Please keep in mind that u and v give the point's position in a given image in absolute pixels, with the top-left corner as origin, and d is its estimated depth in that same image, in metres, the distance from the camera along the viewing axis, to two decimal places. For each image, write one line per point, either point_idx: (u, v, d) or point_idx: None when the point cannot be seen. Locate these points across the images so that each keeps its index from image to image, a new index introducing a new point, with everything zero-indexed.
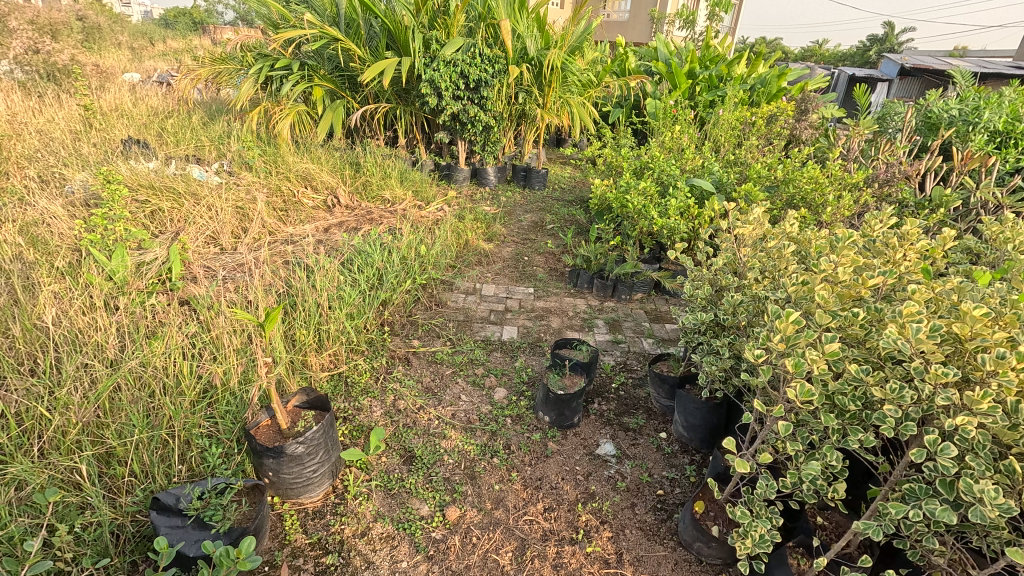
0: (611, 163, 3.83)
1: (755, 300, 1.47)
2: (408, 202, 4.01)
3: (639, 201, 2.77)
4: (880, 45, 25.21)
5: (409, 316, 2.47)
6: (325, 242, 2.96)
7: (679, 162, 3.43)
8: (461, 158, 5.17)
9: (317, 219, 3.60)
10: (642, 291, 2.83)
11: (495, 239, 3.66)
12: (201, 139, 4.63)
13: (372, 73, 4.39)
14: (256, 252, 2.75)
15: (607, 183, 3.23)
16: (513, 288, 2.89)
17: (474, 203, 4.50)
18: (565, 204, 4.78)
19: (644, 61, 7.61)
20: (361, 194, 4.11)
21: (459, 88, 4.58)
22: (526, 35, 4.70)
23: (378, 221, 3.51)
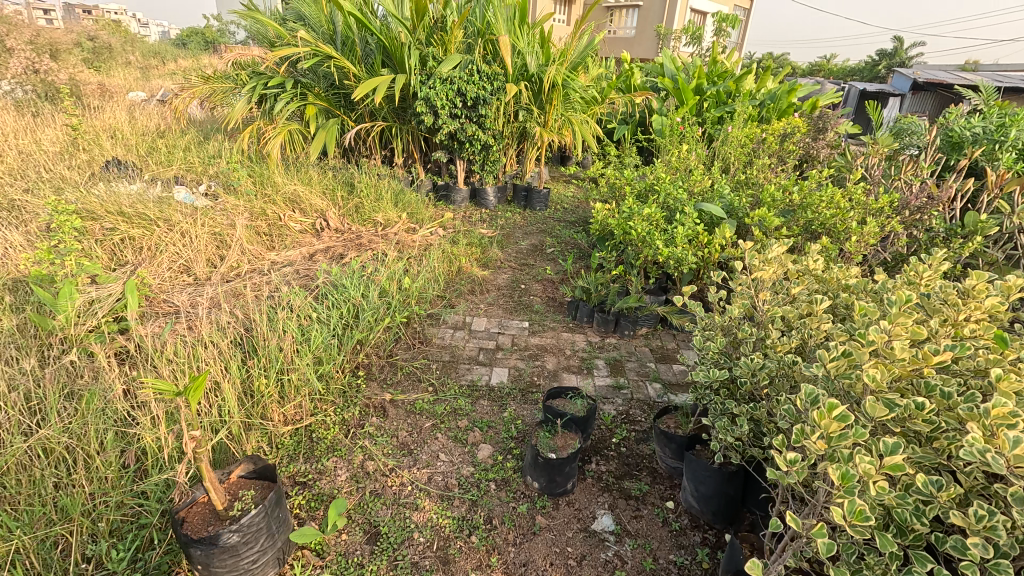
0: (614, 185, 3.62)
1: (780, 363, 1.22)
2: (401, 225, 3.82)
3: (643, 229, 2.55)
4: (889, 59, 25.05)
5: (389, 355, 2.25)
6: (306, 272, 2.76)
7: (686, 184, 3.21)
8: (460, 177, 4.99)
9: (303, 244, 3.41)
10: (647, 326, 2.59)
11: (490, 266, 3.44)
12: (191, 159, 4.50)
13: (365, 91, 4.25)
14: (228, 284, 2.56)
15: (608, 206, 3.02)
16: (507, 322, 2.66)
17: (471, 225, 4.31)
18: (567, 226, 4.57)
19: (650, 77, 7.45)
20: (352, 217, 3.93)
21: (456, 106, 4.42)
22: (527, 51, 4.54)
23: (366, 247, 3.31)
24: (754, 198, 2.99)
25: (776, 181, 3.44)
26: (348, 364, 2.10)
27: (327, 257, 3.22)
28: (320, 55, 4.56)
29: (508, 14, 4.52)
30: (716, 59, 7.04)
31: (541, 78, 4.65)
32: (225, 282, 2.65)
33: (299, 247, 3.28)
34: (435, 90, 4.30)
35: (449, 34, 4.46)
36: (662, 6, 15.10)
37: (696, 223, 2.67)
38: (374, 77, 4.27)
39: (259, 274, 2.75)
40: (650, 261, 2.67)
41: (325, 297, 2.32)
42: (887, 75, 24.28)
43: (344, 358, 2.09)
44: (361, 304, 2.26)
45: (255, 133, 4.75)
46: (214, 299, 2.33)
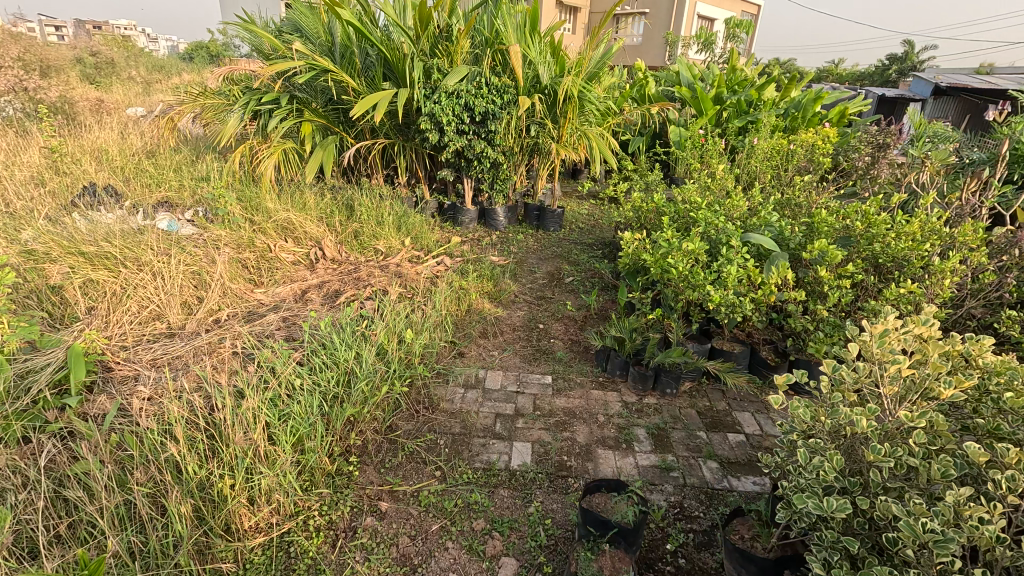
0: (641, 208, 3.24)
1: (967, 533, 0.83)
2: (404, 254, 3.49)
3: (684, 267, 2.18)
4: (899, 63, 24.65)
5: (388, 428, 1.88)
6: (294, 316, 2.41)
7: (726, 209, 2.84)
8: (467, 197, 4.66)
9: (295, 279, 3.07)
10: (692, 381, 2.21)
11: (504, 301, 3.08)
12: (179, 183, 4.19)
13: (364, 107, 3.92)
14: (203, 336, 2.21)
15: (639, 238, 2.64)
16: (526, 376, 2.29)
17: (480, 251, 3.95)
18: (584, 250, 4.21)
19: (665, 86, 7.10)
20: (351, 245, 3.59)
21: (463, 122, 4.09)
22: (539, 61, 4.21)
23: (364, 283, 2.96)
24: (807, 226, 2.60)
25: (825, 203, 3.06)
26: (338, 442, 1.73)
27: (322, 296, 2.87)
28: (317, 69, 4.24)
29: (518, 22, 4.19)
30: (736, 65, 6.67)
31: (554, 90, 4.31)
32: (201, 333, 2.30)
33: (289, 284, 2.94)
34: (442, 105, 3.97)
35: (455, 44, 4.13)
36: (670, 13, 14.80)
37: (744, 258, 2.30)
38: (373, 93, 3.93)
39: (241, 321, 2.40)
40: (693, 304, 2.29)
41: (312, 356, 1.96)
42: (898, 78, 23.86)
43: (332, 437, 1.72)
44: (353, 366, 1.89)
45: (248, 152, 4.43)
46: (184, 359, 1.98)
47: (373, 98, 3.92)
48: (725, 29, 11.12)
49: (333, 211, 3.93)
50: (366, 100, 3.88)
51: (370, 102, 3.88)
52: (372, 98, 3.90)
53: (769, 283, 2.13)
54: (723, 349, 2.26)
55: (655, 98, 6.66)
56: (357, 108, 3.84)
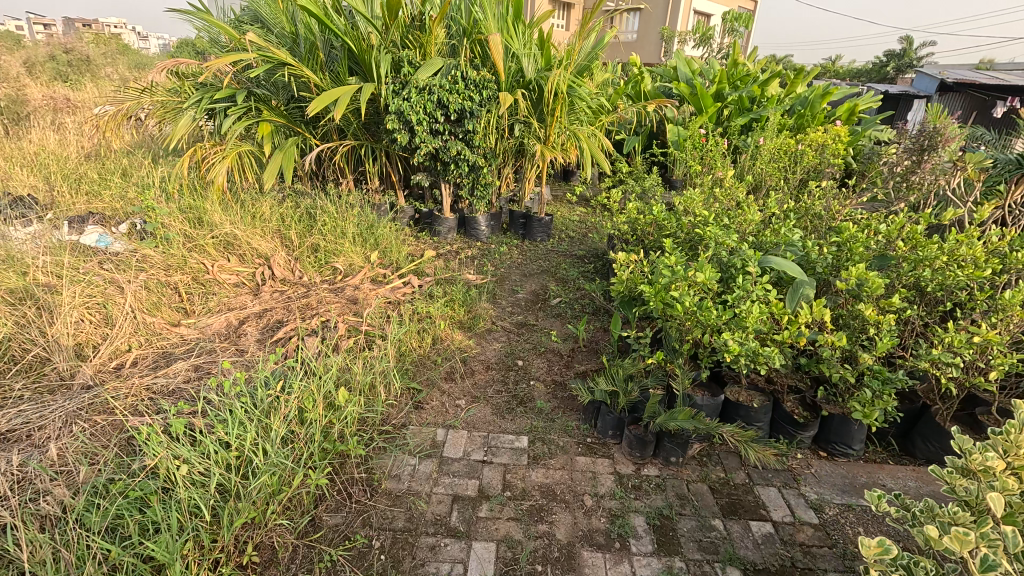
0: (638, 220, 2.80)
1: None
2: (366, 272, 3.05)
3: (691, 302, 1.75)
4: (895, 60, 24.40)
5: (308, 525, 1.43)
6: (213, 361, 1.96)
7: (738, 223, 2.40)
8: (445, 205, 4.25)
9: (233, 308, 2.62)
10: (701, 446, 1.78)
11: (477, 331, 2.64)
12: (120, 190, 3.74)
13: (323, 105, 3.46)
14: (89, 392, 1.76)
15: (637, 260, 2.20)
16: (496, 436, 1.85)
17: (457, 267, 3.52)
18: (574, 263, 3.78)
19: (662, 81, 6.67)
20: (306, 263, 3.15)
21: (437, 121, 3.65)
22: (523, 53, 3.76)
23: (312, 312, 2.51)
24: (837, 246, 2.17)
25: (850, 215, 2.63)
26: (230, 557, 1.28)
27: (260, 328, 2.42)
28: (273, 61, 3.76)
29: (500, 9, 3.74)
30: (737, 60, 6.25)
31: (540, 84, 3.86)
32: (91, 386, 1.85)
33: (223, 313, 2.48)
34: (413, 103, 3.52)
35: (428, 34, 3.68)
36: (666, 8, 14.36)
37: (765, 290, 1.86)
38: (334, 88, 3.46)
39: (145, 369, 1.95)
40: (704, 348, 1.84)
41: (211, 427, 1.51)
42: (897, 75, 23.49)
43: (222, 550, 1.27)
44: (261, 444, 1.44)
45: (198, 155, 3.95)
46: (46, 430, 1.53)
47: (334, 94, 3.45)
48: (723, 22, 10.72)
49: (290, 222, 3.48)
50: (324, 96, 3.40)
51: (329, 99, 3.41)
52: (332, 94, 3.43)
53: (799, 326, 1.69)
54: (738, 404, 1.83)
55: (652, 94, 6.24)
56: (314, 105, 3.37)
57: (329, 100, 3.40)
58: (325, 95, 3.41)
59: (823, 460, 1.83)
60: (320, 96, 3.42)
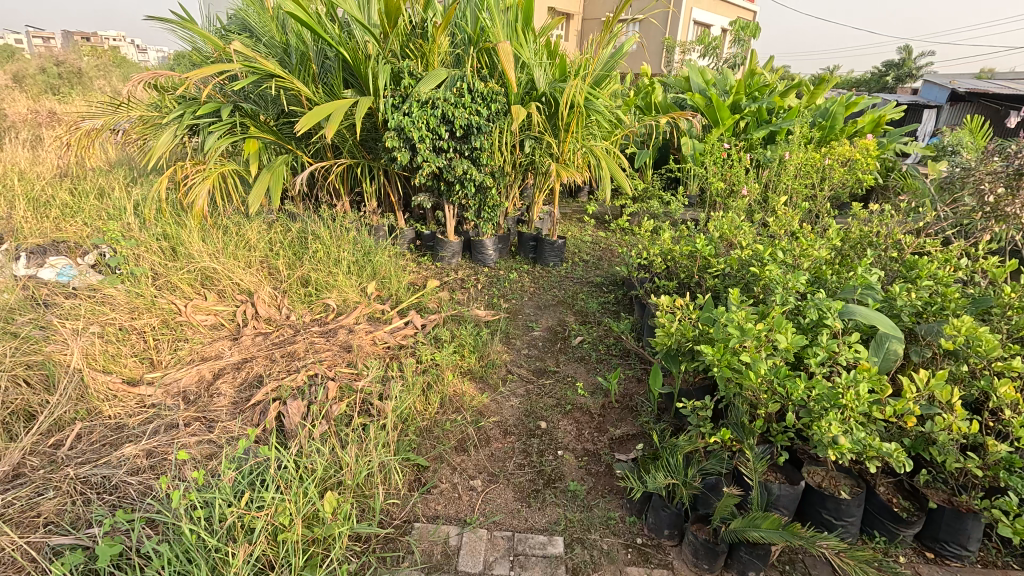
0: (673, 251, 2.44)
1: None
2: (362, 310, 2.70)
3: (766, 372, 1.40)
4: (894, 69, 24.38)
5: None
6: (172, 439, 1.59)
7: (797, 259, 2.05)
8: (449, 228, 3.89)
9: (207, 358, 2.26)
10: (783, 552, 1.42)
11: (490, 384, 2.27)
12: (92, 215, 3.39)
13: (313, 121, 3.12)
14: (11, 490, 1.40)
15: (684, 307, 1.85)
16: (523, 538, 1.49)
17: (463, 299, 3.18)
18: (592, 293, 3.43)
19: (674, 92, 6.39)
20: (295, 300, 2.81)
21: (441, 138, 3.32)
22: (535, 63, 3.45)
23: (298, 363, 2.15)
24: (924, 288, 1.81)
25: (918, 245, 2.29)
26: None
27: (236, 386, 2.05)
28: (260, 73, 3.42)
29: (509, 16, 3.42)
30: (753, 69, 5.96)
31: (554, 97, 3.53)
32: (19, 477, 1.49)
33: (194, 367, 2.13)
34: (414, 119, 3.18)
35: (430, 43, 3.36)
36: (667, 18, 14.18)
37: (854, 352, 1.51)
38: (325, 103, 3.12)
39: (90, 452, 1.59)
40: (781, 424, 1.49)
41: (158, 561, 1.16)
42: (896, 84, 23.42)
43: None
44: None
45: (178, 175, 3.60)
46: None
47: (325, 110, 3.10)
48: (730, 31, 10.49)
49: (277, 250, 3.13)
50: (314, 113, 3.06)
51: (320, 115, 3.06)
52: (322, 110, 3.08)
53: (909, 404, 1.33)
54: (824, 494, 1.45)
55: (663, 106, 5.95)
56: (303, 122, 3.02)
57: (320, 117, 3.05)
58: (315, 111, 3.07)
59: (933, 565, 1.46)
60: (309, 113, 3.07)
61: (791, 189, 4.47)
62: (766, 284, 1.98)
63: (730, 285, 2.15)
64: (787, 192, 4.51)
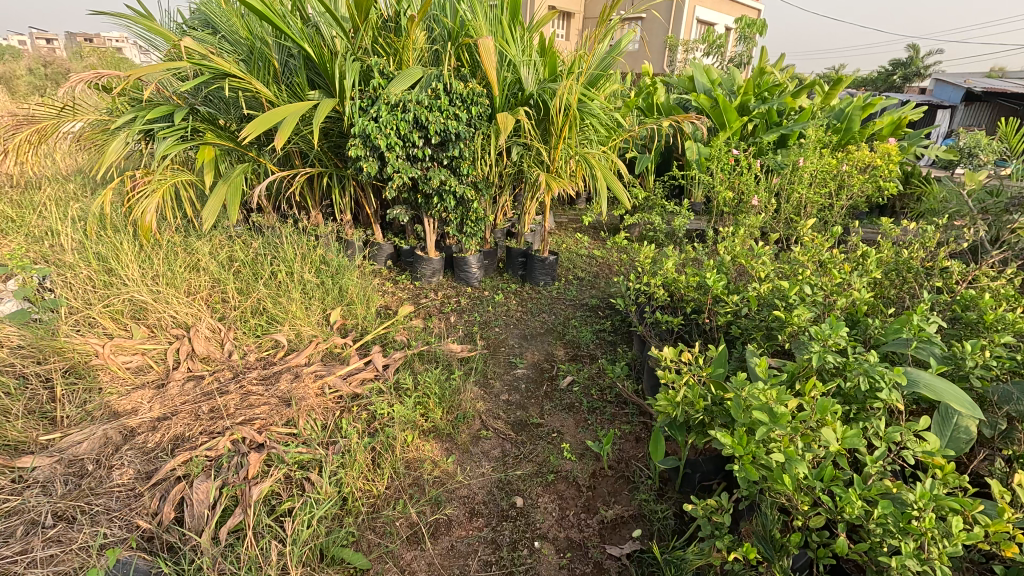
0: (679, 281, 2.06)
1: None
2: (317, 346, 2.33)
3: (806, 479, 1.02)
4: (902, 68, 24.01)
5: None
6: (20, 551, 1.28)
7: (831, 298, 1.67)
8: (430, 243, 3.51)
9: (121, 414, 1.91)
10: None
11: (459, 443, 1.90)
12: (29, 232, 3.06)
13: (259, 128, 2.74)
14: None
15: (692, 365, 1.47)
16: None
17: (439, 328, 2.81)
18: (586, 318, 3.06)
19: (677, 92, 6.02)
20: (241, 333, 2.45)
21: (415, 145, 2.95)
22: (521, 61, 3.07)
23: (224, 423, 1.78)
24: (997, 340, 1.43)
25: (973, 277, 1.91)
26: None
27: (145, 454, 1.70)
28: (213, 73, 3.06)
29: (492, 8, 3.05)
30: (763, 67, 5.57)
31: (543, 98, 3.16)
32: None
33: (98, 427, 1.78)
34: (382, 125, 2.81)
35: (403, 38, 2.98)
36: (669, 16, 13.81)
37: (925, 442, 1.12)
38: (278, 107, 2.75)
39: None
40: (823, 541, 1.11)
41: None
42: (903, 84, 23.00)
43: None
44: None
45: (126, 186, 3.24)
46: None
47: (278, 114, 2.74)
48: (736, 29, 10.11)
49: (227, 273, 2.77)
50: (264, 118, 2.69)
51: (271, 121, 2.70)
52: (274, 114, 2.71)
53: (1012, 529, 0.94)
54: None
55: (666, 108, 5.58)
56: (251, 127, 2.66)
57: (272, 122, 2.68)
58: (266, 116, 2.70)
59: None
60: (259, 118, 2.71)
61: (805, 199, 4.10)
62: (794, 331, 1.60)
63: (748, 327, 1.77)
64: (801, 201, 4.14)
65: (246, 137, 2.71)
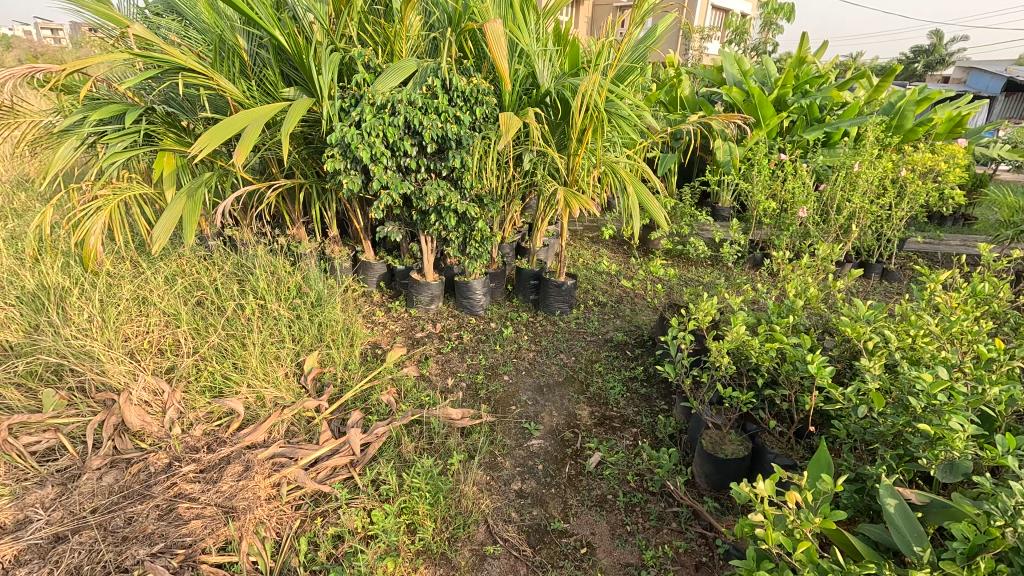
0: (750, 348, 1.55)
1: None
2: (281, 415, 1.86)
3: None
4: (925, 55, 23.17)
5: None
6: None
7: (994, 397, 1.15)
8: (427, 265, 3.00)
9: (7, 530, 1.43)
10: None
11: (457, 570, 1.43)
12: None
13: (212, 139, 2.18)
14: None
15: (809, 521, 0.96)
16: None
17: (437, 378, 2.33)
18: (612, 360, 2.57)
19: (703, 84, 5.45)
20: (190, 394, 1.97)
21: (408, 154, 2.45)
22: (536, 51, 2.54)
23: (138, 554, 1.31)
24: None
25: None
26: None
27: None
28: (164, 67, 2.54)
29: None
30: (802, 56, 4.99)
31: (562, 96, 2.64)
32: None
33: None
34: (365, 130, 2.29)
35: (393, 24, 2.46)
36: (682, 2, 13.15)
37: None
38: (238, 115, 2.24)
39: None
40: None
41: None
42: (925, 72, 22.11)
43: None
44: None
45: (71, 201, 2.76)
46: None
47: (237, 124, 2.22)
48: (760, 13, 9.50)
49: (181, 311, 2.30)
50: (219, 129, 2.18)
51: (227, 132, 2.18)
52: (231, 124, 2.20)
53: None
54: None
55: (692, 102, 5.03)
56: (201, 141, 2.16)
57: (228, 135, 2.17)
58: (221, 128, 2.19)
59: None
60: (214, 129, 2.20)
61: (859, 209, 3.57)
62: (945, 453, 1.09)
63: (862, 427, 1.27)
64: (854, 212, 3.61)
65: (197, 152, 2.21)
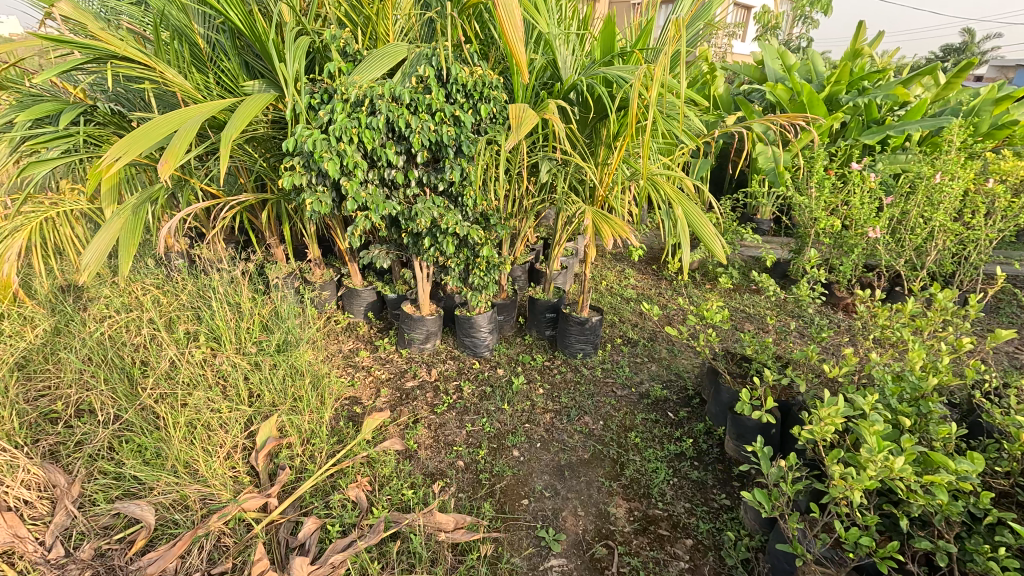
0: (896, 481, 0.99)
1: None
2: (204, 527, 1.35)
3: None
4: (957, 54, 22.21)
5: None
6: None
7: None
8: (422, 296, 2.48)
9: None
10: None
11: None
12: None
13: (131, 141, 1.66)
14: None
15: None
16: None
17: (427, 454, 1.81)
18: (651, 426, 2.02)
19: (739, 82, 4.88)
20: (93, 489, 1.48)
21: (392, 165, 1.92)
22: (558, 33, 2.00)
23: None
24: None
25: None
26: None
27: None
28: (95, 55, 2.03)
29: None
30: (856, 49, 4.39)
31: (589, 90, 2.09)
32: None
33: None
34: (335, 135, 1.77)
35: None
36: None
37: None
38: (170, 115, 1.75)
39: None
40: None
41: None
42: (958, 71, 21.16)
43: None
44: None
45: None
46: None
47: (165, 125, 1.72)
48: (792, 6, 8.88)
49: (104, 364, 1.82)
50: (143, 132, 1.67)
51: (153, 133, 1.67)
52: (160, 124, 1.70)
53: None
54: None
55: (728, 101, 4.46)
56: (118, 147, 1.63)
57: (154, 138, 1.67)
58: (145, 130, 1.68)
59: None
60: (135, 132, 1.68)
61: (939, 229, 2.99)
62: None
63: None
64: (932, 231, 3.04)
65: (113, 162, 1.68)
